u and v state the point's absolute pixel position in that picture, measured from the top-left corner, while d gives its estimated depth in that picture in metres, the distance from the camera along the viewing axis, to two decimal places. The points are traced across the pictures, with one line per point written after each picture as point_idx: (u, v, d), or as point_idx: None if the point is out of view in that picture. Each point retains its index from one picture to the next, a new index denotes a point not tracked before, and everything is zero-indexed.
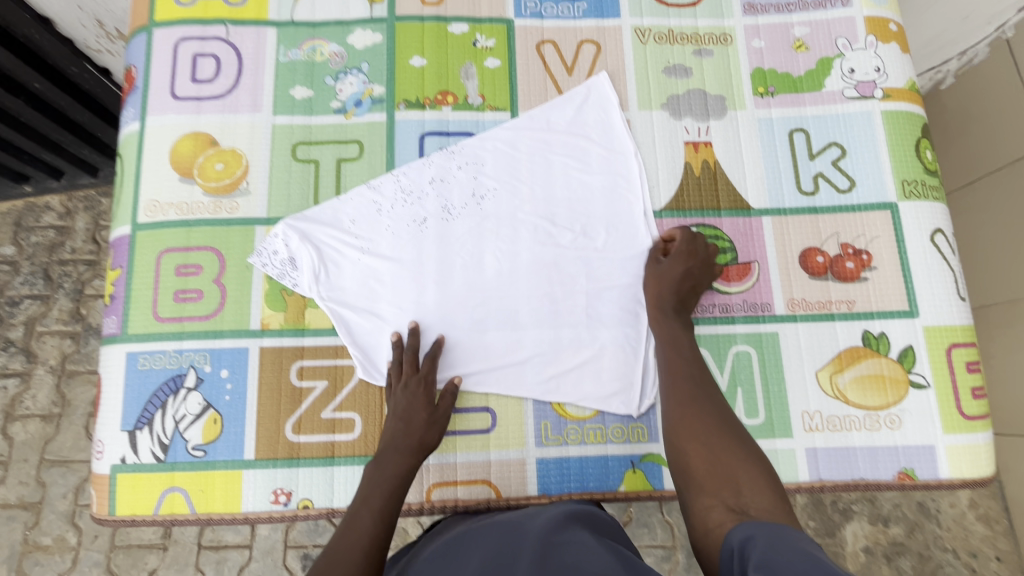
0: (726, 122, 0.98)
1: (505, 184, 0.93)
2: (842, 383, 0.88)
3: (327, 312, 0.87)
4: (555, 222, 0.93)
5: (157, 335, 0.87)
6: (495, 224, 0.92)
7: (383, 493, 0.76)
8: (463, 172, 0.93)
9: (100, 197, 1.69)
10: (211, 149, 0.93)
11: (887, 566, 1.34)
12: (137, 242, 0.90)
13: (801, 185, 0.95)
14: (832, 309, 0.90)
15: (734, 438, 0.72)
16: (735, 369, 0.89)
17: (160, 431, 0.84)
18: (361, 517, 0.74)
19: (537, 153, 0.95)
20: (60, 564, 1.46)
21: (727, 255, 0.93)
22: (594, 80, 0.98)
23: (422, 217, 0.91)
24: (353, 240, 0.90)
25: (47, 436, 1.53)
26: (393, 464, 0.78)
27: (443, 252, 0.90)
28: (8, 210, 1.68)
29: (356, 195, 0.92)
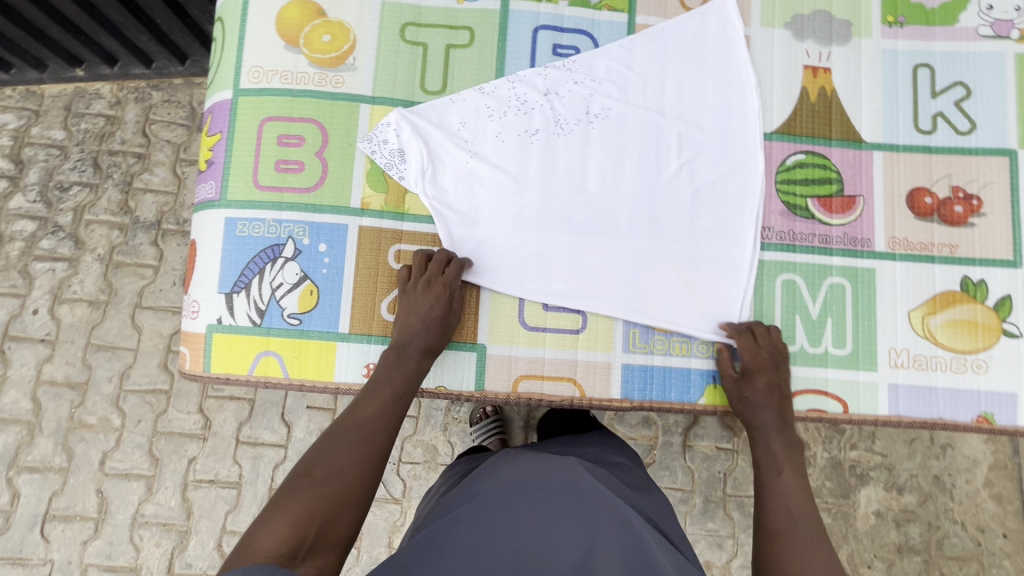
0: (850, 49, 0.93)
1: (619, 104, 0.90)
2: (933, 325, 0.88)
3: (430, 209, 0.86)
4: (667, 142, 0.89)
5: (255, 204, 0.86)
6: (604, 136, 0.89)
7: (399, 377, 0.80)
8: (578, 87, 0.90)
9: (150, 90, 1.66)
10: (319, 20, 0.89)
11: (895, 530, 1.36)
12: (239, 109, 0.89)
13: (918, 122, 0.92)
14: (933, 251, 0.89)
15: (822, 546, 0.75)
16: (827, 299, 0.89)
17: (257, 296, 0.85)
18: (378, 393, 0.78)
19: (654, 70, 0.91)
20: (104, 443, 1.51)
21: (833, 186, 0.91)
22: (717, 4, 0.93)
23: (531, 124, 0.89)
24: (460, 138, 0.88)
25: (93, 321, 1.56)
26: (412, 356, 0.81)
27: (550, 162, 0.88)
28: (59, 93, 1.66)
29: (467, 97, 0.89)
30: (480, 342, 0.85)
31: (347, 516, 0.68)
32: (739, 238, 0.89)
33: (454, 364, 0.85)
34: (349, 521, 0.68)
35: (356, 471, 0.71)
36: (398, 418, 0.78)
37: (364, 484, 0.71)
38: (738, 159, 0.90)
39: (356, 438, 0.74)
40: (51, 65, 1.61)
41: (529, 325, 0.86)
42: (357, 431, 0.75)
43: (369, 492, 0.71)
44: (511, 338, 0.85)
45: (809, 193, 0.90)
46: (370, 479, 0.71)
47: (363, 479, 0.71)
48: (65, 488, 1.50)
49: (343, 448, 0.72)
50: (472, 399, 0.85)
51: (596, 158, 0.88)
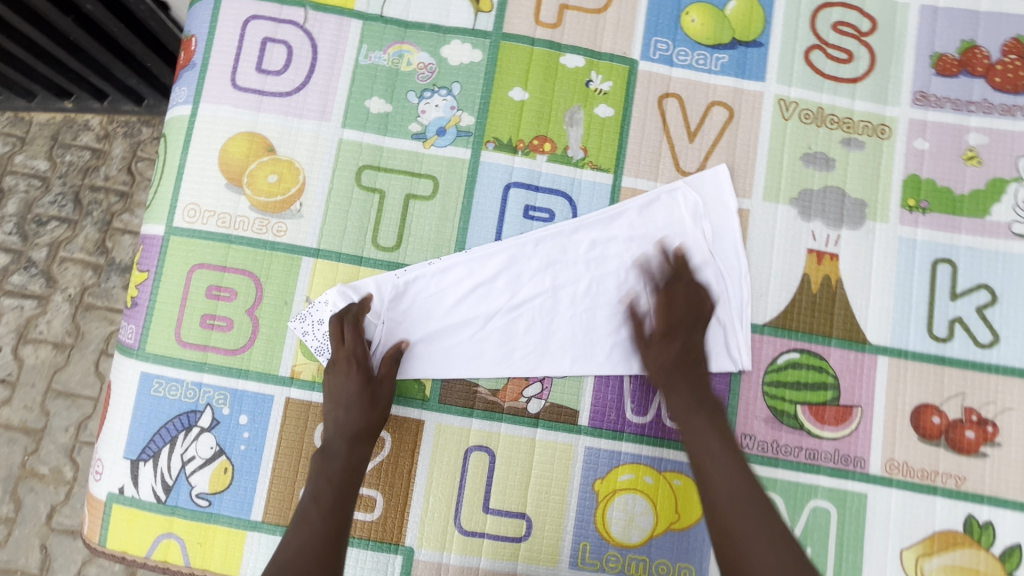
0: (862, 234, 0.82)
1: (586, 287, 0.80)
2: (929, 569, 0.76)
3: None
4: (642, 331, 0.80)
5: (176, 360, 0.77)
6: (570, 313, 0.79)
7: (327, 488, 0.69)
8: (540, 266, 0.80)
9: (140, 125, 1.56)
10: (267, 157, 0.80)
11: None
12: (170, 249, 0.80)
13: (933, 327, 0.80)
14: (936, 482, 0.78)
15: (770, 531, 0.65)
16: (808, 526, 0.78)
17: (165, 469, 0.76)
18: (305, 517, 0.67)
19: (634, 248, 0.81)
20: (54, 496, 1.38)
21: (827, 393, 0.80)
22: (711, 172, 0.82)
23: (488, 307, 0.79)
24: (407, 316, 0.78)
25: (56, 365, 1.43)
26: (336, 459, 0.71)
27: (505, 349, 0.79)
28: (47, 121, 1.52)
29: (415, 272, 0.79)
30: (407, 543, 0.75)
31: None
32: None
33: (375, 567, 0.75)
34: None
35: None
36: (337, 534, 0.66)
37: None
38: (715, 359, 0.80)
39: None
40: (39, 95, 1.47)
41: (464, 529, 0.75)
42: (293, 569, 0.61)
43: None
44: (444, 541, 0.75)
45: (799, 398, 0.80)
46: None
47: None
48: (8, 541, 1.35)
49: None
50: None
51: (560, 341, 0.79)
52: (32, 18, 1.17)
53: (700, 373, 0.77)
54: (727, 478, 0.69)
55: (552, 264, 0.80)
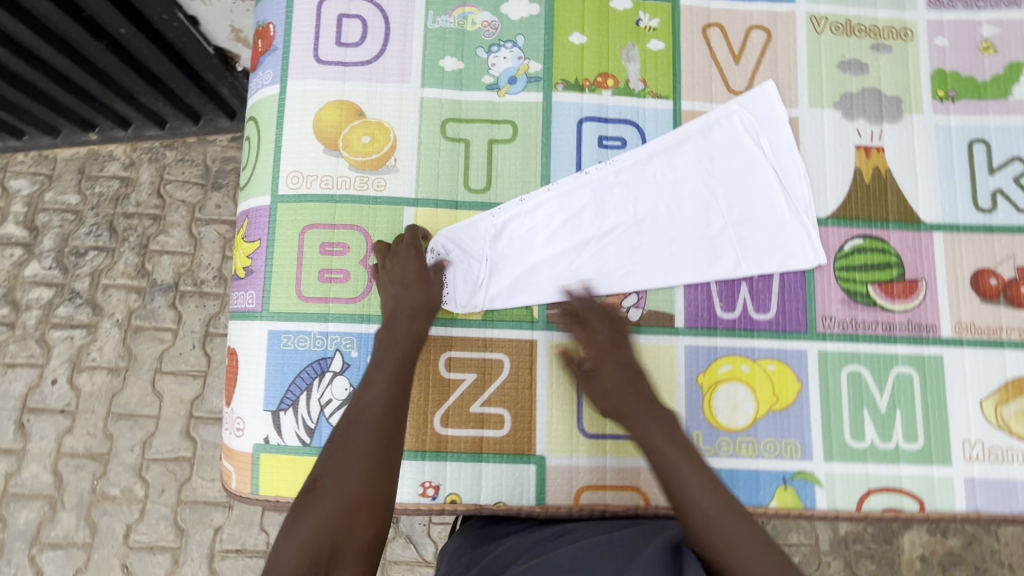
0: (902, 126, 0.91)
1: (665, 204, 0.87)
2: (1007, 414, 0.84)
3: (484, 336, 0.83)
4: (722, 239, 0.87)
5: (300, 315, 0.84)
6: (653, 230, 0.87)
7: (395, 359, 0.75)
8: (621, 190, 0.87)
9: (163, 149, 1.66)
10: (358, 121, 0.87)
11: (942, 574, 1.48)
12: (279, 216, 0.86)
13: (978, 200, 0.89)
14: (1002, 336, 0.86)
15: (769, 560, 0.61)
16: (894, 391, 0.85)
17: (305, 415, 0.82)
18: (377, 379, 0.73)
19: (700, 165, 0.88)
20: (128, 514, 1.47)
21: (892, 271, 0.88)
22: (761, 90, 0.90)
23: (579, 235, 0.86)
24: (508, 251, 0.85)
25: (114, 389, 1.54)
26: (404, 334, 0.77)
27: (601, 269, 0.85)
28: (72, 157, 1.66)
29: (508, 211, 0.86)
30: (538, 452, 0.82)
31: (370, 514, 0.63)
32: (795, 338, 0.87)
33: (513, 478, 0.81)
34: (367, 525, 0.62)
35: (369, 462, 0.65)
36: (403, 395, 0.72)
37: (381, 483, 0.65)
38: (792, 256, 0.87)
39: (357, 434, 0.67)
40: (63, 129, 1.58)
41: (588, 432, 0.82)
42: (362, 421, 0.69)
43: (389, 480, 0.66)
44: (571, 446, 0.82)
45: (869, 279, 0.88)
46: (385, 475, 0.66)
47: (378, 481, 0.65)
48: (89, 563, 1.45)
49: (350, 443, 0.67)
50: (533, 512, 0.81)
51: (648, 255, 0.86)
52: (65, 49, 1.30)
53: (645, 386, 0.78)
54: (697, 492, 0.66)
55: (630, 188, 0.87)
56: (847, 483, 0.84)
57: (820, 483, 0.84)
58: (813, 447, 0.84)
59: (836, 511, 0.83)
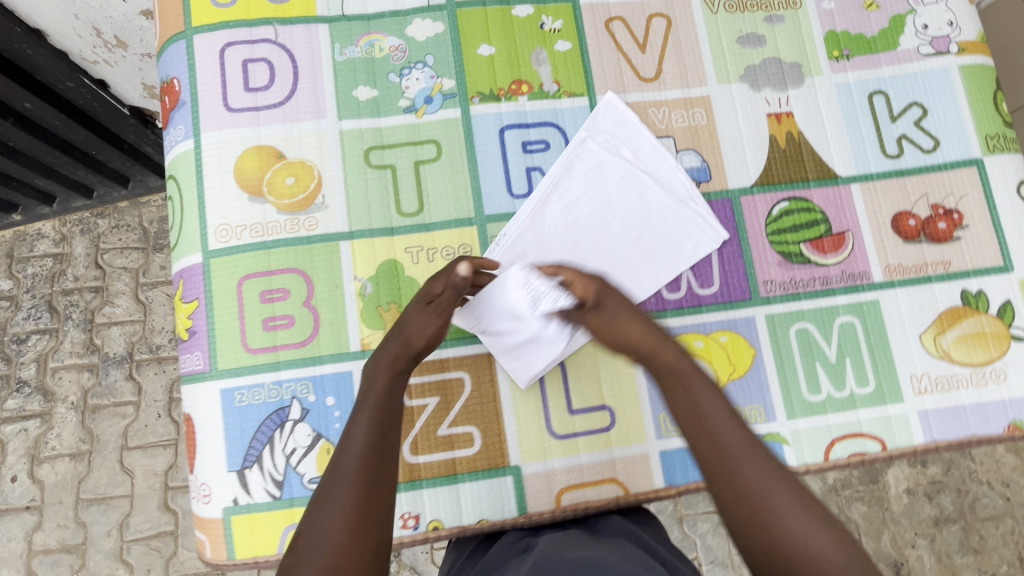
0: (805, 90, 0.95)
1: (581, 235, 0.88)
2: (946, 343, 0.89)
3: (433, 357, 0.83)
4: (630, 251, 0.88)
5: (250, 367, 0.82)
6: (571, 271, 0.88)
7: (373, 398, 0.72)
8: (554, 231, 0.88)
9: (96, 218, 1.60)
10: (279, 163, 0.86)
11: (928, 502, 1.54)
12: (214, 271, 0.84)
13: (885, 148, 0.94)
14: (929, 272, 0.91)
15: (788, 483, 0.66)
16: (841, 341, 0.89)
17: (271, 468, 0.80)
18: (355, 423, 0.70)
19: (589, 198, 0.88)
20: None
21: (820, 227, 0.92)
22: (607, 102, 0.91)
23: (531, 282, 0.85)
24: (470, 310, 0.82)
25: (79, 475, 1.46)
26: (382, 370, 0.74)
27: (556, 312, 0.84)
28: None
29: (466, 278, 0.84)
30: (513, 463, 0.82)
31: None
32: (742, 306, 0.89)
33: (491, 493, 0.81)
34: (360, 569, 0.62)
35: (350, 519, 0.63)
36: (388, 435, 0.69)
37: (367, 534, 0.63)
38: (699, 243, 0.89)
39: (337, 492, 0.65)
40: None
41: (558, 434, 0.83)
42: (340, 478, 0.66)
43: (375, 534, 0.64)
44: (544, 452, 0.82)
45: (800, 238, 0.91)
46: (373, 520, 0.64)
47: (360, 530, 0.63)
48: None
49: (326, 505, 0.64)
50: (517, 524, 0.81)
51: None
52: None
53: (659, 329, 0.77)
54: (703, 414, 0.70)
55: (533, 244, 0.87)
56: (811, 437, 0.87)
57: (787, 442, 0.86)
58: (776, 408, 0.87)
59: (807, 466, 0.86)
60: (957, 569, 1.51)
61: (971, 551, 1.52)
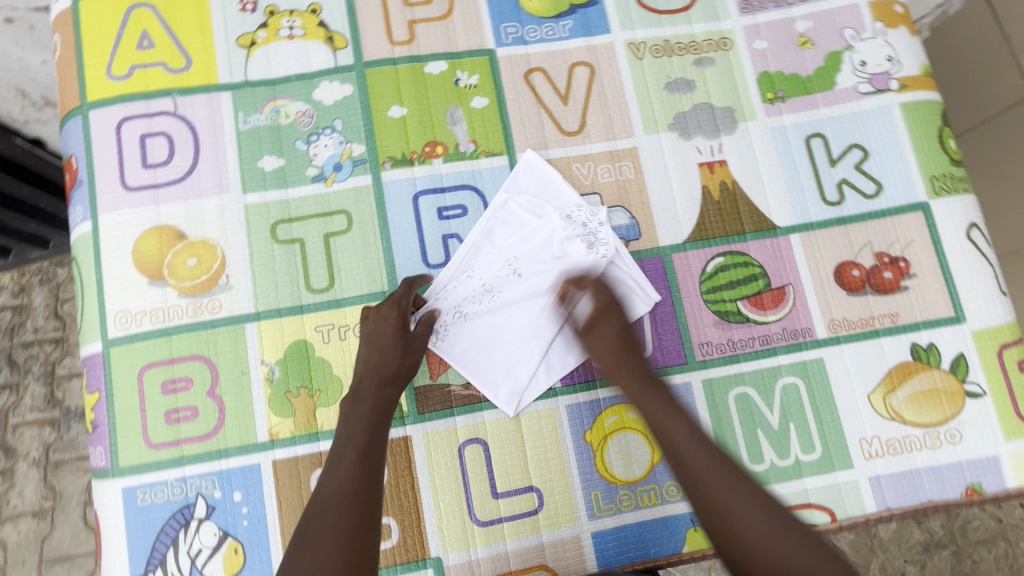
0: (739, 135, 0.90)
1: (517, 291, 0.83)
2: (897, 402, 0.83)
3: None
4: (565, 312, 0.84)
5: (153, 464, 0.77)
6: (501, 338, 0.83)
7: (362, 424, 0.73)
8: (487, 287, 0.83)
9: (56, 267, 1.56)
10: (180, 243, 0.82)
11: (917, 527, 1.49)
12: (113, 362, 0.79)
13: (825, 194, 0.89)
14: (876, 325, 0.85)
15: (756, 503, 0.66)
16: (784, 404, 0.84)
17: (176, 571, 0.75)
18: (336, 466, 0.70)
19: (516, 257, 0.83)
20: None
21: (759, 282, 0.86)
22: (525, 161, 0.87)
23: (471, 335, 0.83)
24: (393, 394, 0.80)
25: (43, 534, 1.43)
26: (368, 396, 0.76)
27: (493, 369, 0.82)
28: None
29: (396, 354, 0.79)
30: (433, 554, 0.77)
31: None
32: (677, 372, 0.84)
33: None
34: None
35: (344, 557, 0.62)
36: (371, 471, 0.70)
37: (360, 569, 0.62)
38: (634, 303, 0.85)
39: (328, 518, 0.65)
40: None
41: (482, 520, 0.78)
42: (328, 511, 0.65)
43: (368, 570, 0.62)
44: (467, 541, 0.77)
45: (738, 295, 0.86)
46: (361, 556, 0.63)
47: (355, 561, 0.62)
48: None
49: (319, 538, 0.63)
50: None
51: (515, 353, 0.83)
52: None
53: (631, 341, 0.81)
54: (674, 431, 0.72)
55: (461, 309, 0.83)
56: None
57: None
58: None
59: None
60: None
61: None
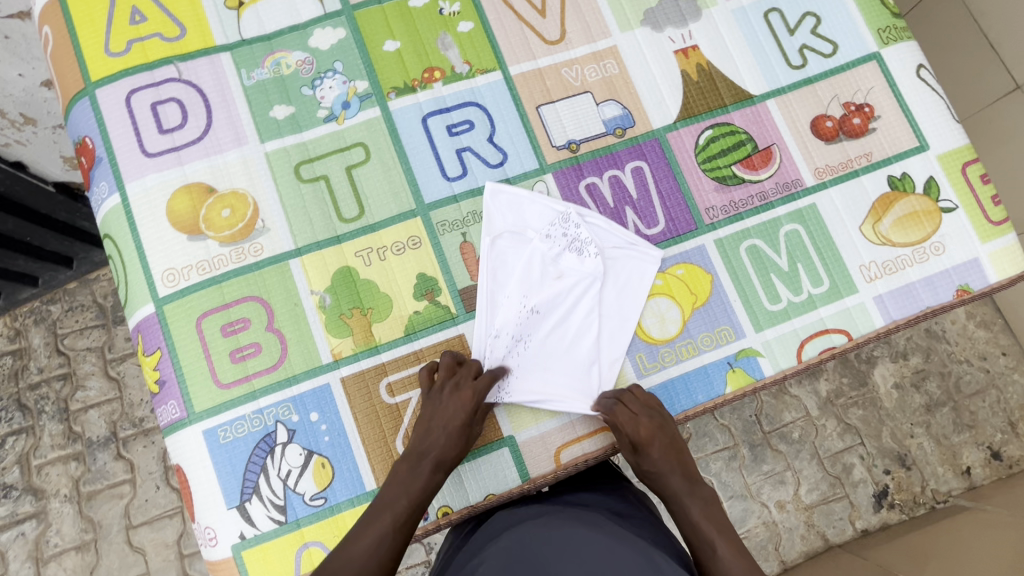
0: (705, 21, 0.98)
1: (541, 321, 0.86)
2: (885, 229, 0.93)
3: (406, 352, 0.84)
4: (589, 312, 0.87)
5: (228, 403, 0.81)
6: (546, 361, 0.85)
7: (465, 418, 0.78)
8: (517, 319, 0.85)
9: (47, 305, 1.55)
10: (211, 198, 0.85)
11: (917, 390, 1.61)
12: (169, 318, 0.83)
13: (790, 60, 0.98)
14: (855, 166, 0.95)
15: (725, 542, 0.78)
16: (789, 249, 0.92)
17: (270, 495, 0.80)
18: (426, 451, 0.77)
19: (531, 295, 0.86)
20: None
21: (747, 147, 0.95)
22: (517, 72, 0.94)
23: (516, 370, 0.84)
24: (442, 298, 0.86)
25: (89, 564, 1.42)
26: (456, 402, 0.78)
27: (550, 376, 0.85)
28: None
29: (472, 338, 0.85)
30: (506, 434, 0.83)
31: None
32: (691, 237, 0.92)
33: (492, 468, 0.82)
34: None
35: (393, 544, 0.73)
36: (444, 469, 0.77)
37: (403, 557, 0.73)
38: (643, 276, 0.89)
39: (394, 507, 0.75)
40: None
41: None
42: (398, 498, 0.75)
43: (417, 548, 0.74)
44: (535, 416, 0.84)
45: (731, 161, 0.95)
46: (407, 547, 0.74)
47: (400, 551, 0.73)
48: None
49: (380, 519, 0.74)
50: (524, 491, 0.83)
51: (564, 364, 0.85)
52: None
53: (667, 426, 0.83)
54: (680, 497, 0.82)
55: (504, 365, 0.84)
56: (783, 344, 0.90)
57: (761, 353, 0.90)
58: (743, 324, 0.90)
59: (784, 372, 0.90)
60: (957, 446, 1.58)
61: (965, 427, 1.59)
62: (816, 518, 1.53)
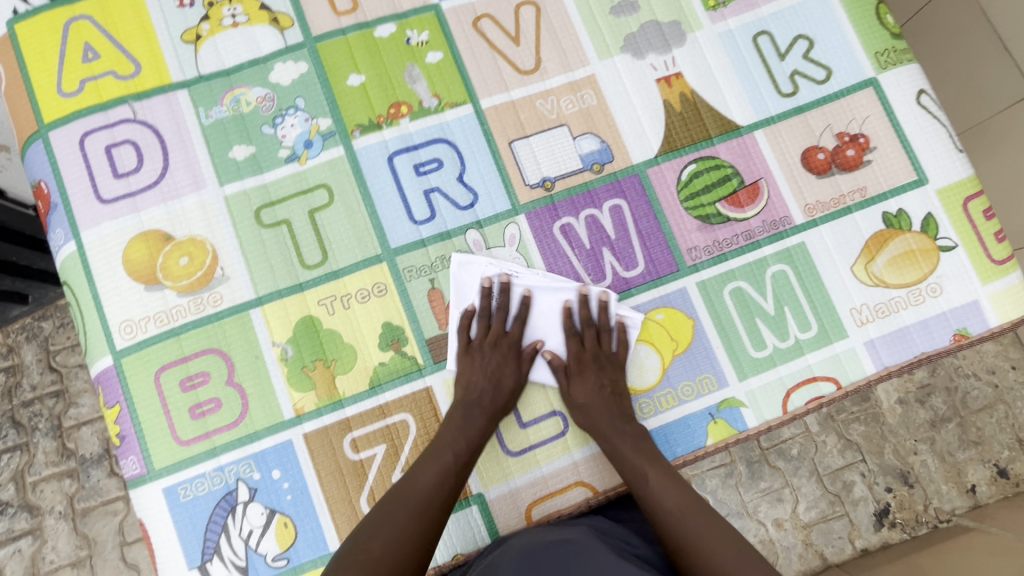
0: (689, 46, 0.92)
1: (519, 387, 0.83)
2: (878, 269, 0.88)
3: (370, 404, 0.81)
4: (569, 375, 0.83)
5: (188, 460, 0.79)
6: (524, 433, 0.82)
7: (475, 425, 0.78)
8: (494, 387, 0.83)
9: (38, 322, 1.49)
10: (169, 246, 0.82)
11: (922, 406, 1.56)
12: (127, 371, 0.81)
13: (780, 87, 0.92)
14: (848, 202, 0.89)
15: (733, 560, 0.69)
16: (776, 291, 0.88)
17: (231, 555, 0.78)
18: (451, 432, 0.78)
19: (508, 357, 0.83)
20: None
21: (733, 181, 0.90)
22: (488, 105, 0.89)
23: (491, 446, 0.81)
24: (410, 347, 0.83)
25: None
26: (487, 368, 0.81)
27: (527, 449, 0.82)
28: None
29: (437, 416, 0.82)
30: (475, 492, 0.80)
31: None
32: (672, 279, 0.87)
33: (459, 527, 0.79)
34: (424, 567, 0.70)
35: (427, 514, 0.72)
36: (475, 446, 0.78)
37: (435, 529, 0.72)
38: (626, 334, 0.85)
39: (424, 478, 0.74)
40: None
41: (514, 451, 0.82)
42: (430, 470, 0.75)
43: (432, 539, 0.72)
44: (505, 471, 0.81)
45: (715, 198, 0.89)
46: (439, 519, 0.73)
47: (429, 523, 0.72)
48: None
49: (410, 492, 0.73)
50: None
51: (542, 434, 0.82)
52: None
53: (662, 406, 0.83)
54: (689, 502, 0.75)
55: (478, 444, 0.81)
56: (767, 393, 0.86)
57: (744, 404, 0.85)
58: (726, 372, 0.86)
59: (768, 423, 0.85)
60: (962, 465, 1.53)
61: (970, 445, 1.54)
62: (814, 537, 1.48)
